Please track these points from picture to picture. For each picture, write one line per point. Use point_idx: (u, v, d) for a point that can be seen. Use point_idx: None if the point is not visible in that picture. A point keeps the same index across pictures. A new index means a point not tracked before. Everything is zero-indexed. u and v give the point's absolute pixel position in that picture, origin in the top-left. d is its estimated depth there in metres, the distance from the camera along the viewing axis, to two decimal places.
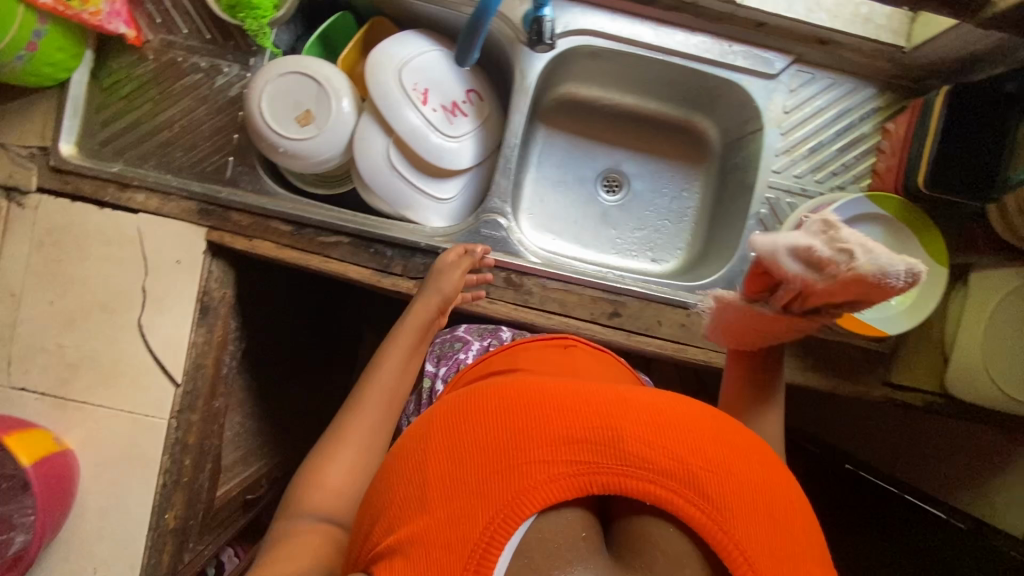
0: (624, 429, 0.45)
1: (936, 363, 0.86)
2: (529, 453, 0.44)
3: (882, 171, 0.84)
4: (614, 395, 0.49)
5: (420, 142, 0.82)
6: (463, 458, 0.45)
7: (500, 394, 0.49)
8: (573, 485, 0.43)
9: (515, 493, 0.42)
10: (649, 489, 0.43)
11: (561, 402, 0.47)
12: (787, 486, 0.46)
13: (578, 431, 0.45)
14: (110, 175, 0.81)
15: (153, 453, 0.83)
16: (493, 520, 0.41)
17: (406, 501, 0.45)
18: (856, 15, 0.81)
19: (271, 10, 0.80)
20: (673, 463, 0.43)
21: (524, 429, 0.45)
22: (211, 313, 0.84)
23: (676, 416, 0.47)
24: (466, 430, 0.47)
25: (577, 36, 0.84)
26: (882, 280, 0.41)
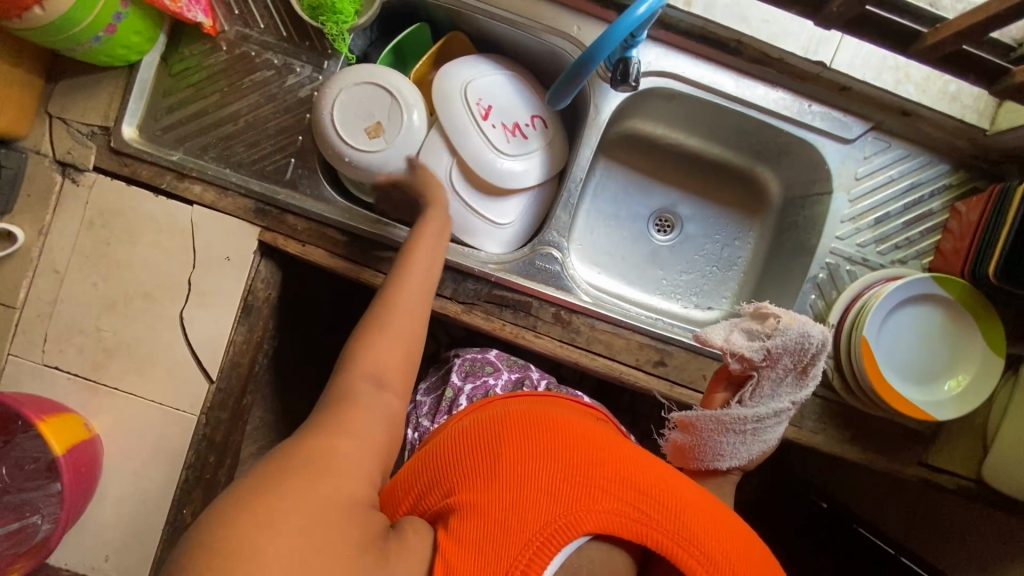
0: (685, 511, 0.53)
1: (975, 449, 0.86)
2: (598, 485, 0.52)
3: (947, 250, 0.82)
4: (666, 475, 0.58)
5: (481, 160, 0.82)
6: (543, 466, 0.53)
7: (581, 438, 0.58)
8: (626, 527, 0.50)
9: (580, 509, 0.50)
10: (684, 554, 0.50)
11: (629, 465, 0.56)
12: None
13: (641, 487, 0.53)
14: (169, 163, 0.80)
15: (180, 447, 0.82)
16: (558, 527, 0.49)
17: (483, 479, 0.53)
18: (943, 92, 0.80)
19: (352, 17, 0.79)
20: (704, 536, 0.51)
21: (607, 478, 0.53)
22: (254, 313, 0.83)
23: (722, 519, 0.55)
24: (558, 453, 0.55)
25: (656, 77, 0.82)
26: (805, 335, 0.67)
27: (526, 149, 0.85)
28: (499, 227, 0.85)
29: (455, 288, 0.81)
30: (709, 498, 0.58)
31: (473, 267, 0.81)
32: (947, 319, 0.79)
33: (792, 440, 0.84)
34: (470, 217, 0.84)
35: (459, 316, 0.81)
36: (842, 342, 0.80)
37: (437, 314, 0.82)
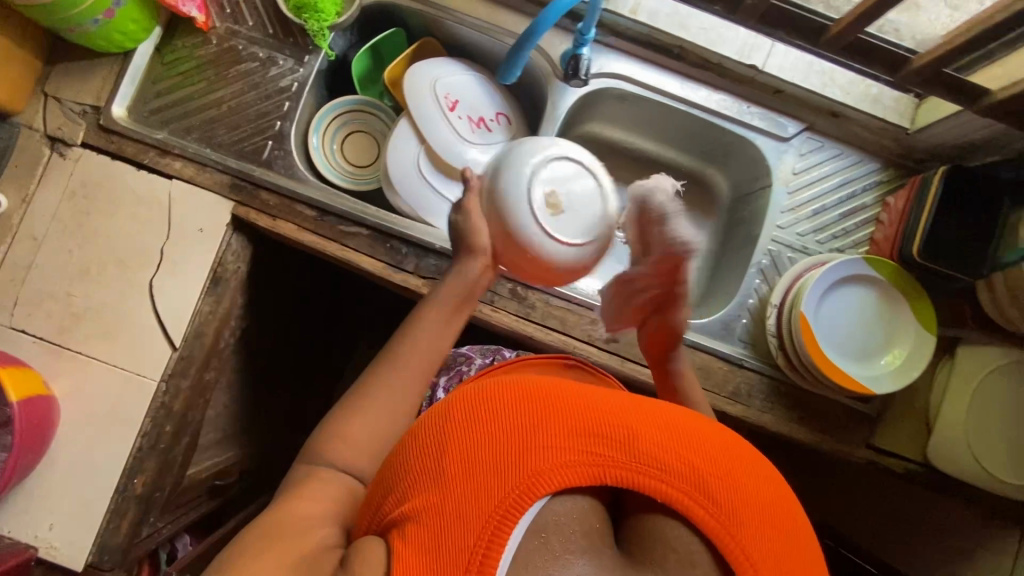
0: (639, 431, 0.46)
1: (920, 432, 0.89)
2: (547, 441, 0.45)
3: (880, 239, 0.88)
4: (624, 401, 0.50)
5: (447, 147, 0.89)
6: (483, 439, 0.45)
7: (518, 387, 0.49)
8: (586, 472, 0.44)
9: (531, 472, 0.43)
10: (657, 485, 0.44)
11: (580, 400, 0.48)
12: (788, 500, 0.48)
13: (595, 425, 0.46)
14: (153, 141, 0.85)
15: (137, 415, 0.83)
16: (508, 497, 0.43)
17: (422, 474, 0.45)
18: (866, 95, 0.88)
19: (333, 16, 0.87)
20: (675, 463, 0.45)
21: (548, 423, 0.46)
22: (222, 284, 0.86)
23: (689, 425, 0.49)
24: (488, 413, 0.47)
25: (609, 79, 0.90)
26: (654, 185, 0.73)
27: (488, 142, 0.92)
28: None
29: (417, 262, 0.85)
30: (681, 410, 0.51)
31: (435, 243, 0.85)
32: (880, 300, 0.84)
33: (740, 419, 0.86)
34: (433, 198, 0.89)
35: (419, 290, 0.84)
36: (785, 319, 0.84)
37: (398, 288, 0.86)
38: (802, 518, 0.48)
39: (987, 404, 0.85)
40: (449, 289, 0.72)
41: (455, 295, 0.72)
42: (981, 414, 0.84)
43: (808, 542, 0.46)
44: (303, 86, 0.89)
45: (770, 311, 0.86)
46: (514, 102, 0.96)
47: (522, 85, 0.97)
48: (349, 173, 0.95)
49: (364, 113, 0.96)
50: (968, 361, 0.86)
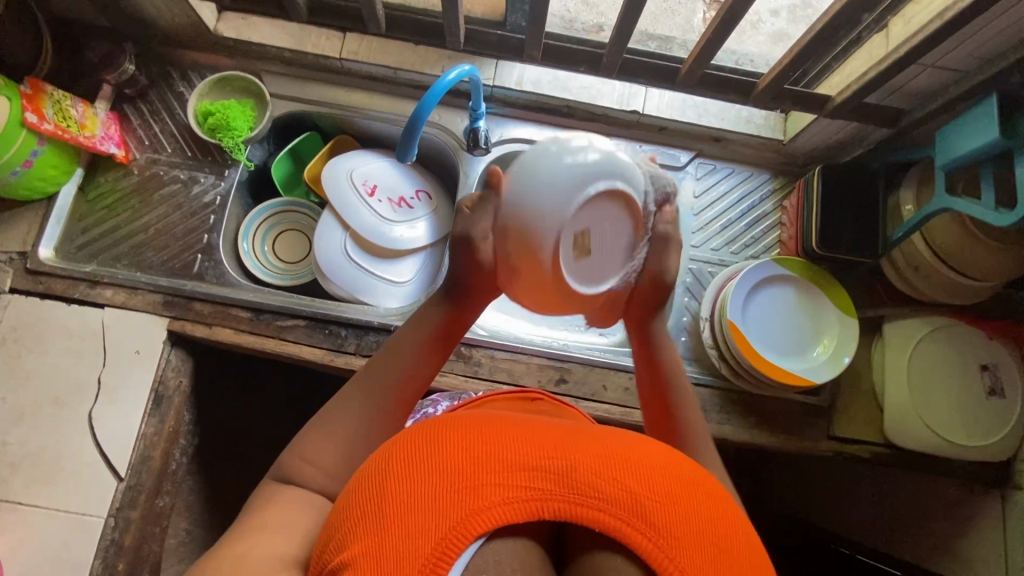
0: (579, 459, 0.43)
1: (873, 415, 0.91)
2: (485, 479, 0.42)
3: (786, 240, 0.95)
4: (570, 432, 0.47)
5: (371, 231, 0.94)
6: (422, 480, 0.42)
7: (461, 424, 0.46)
8: (525, 509, 0.41)
9: (467, 513, 0.40)
10: (599, 517, 0.41)
11: (525, 433, 0.45)
12: (737, 518, 0.45)
13: (536, 459, 0.43)
14: (81, 274, 0.87)
15: (85, 558, 0.78)
16: (442, 539, 0.39)
17: (362, 520, 0.41)
18: (739, 117, 0.97)
19: (246, 130, 0.93)
20: (619, 492, 0.42)
21: (484, 459, 0.42)
22: (165, 403, 0.85)
23: (629, 449, 0.46)
24: (427, 452, 0.43)
25: (511, 143, 0.99)
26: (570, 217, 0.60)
27: (410, 218, 0.97)
28: (398, 284, 0.95)
29: (358, 342, 0.86)
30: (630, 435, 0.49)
31: (372, 320, 0.87)
32: (799, 294, 0.89)
33: None
34: (365, 279, 0.93)
35: None
36: (718, 329, 0.87)
37: (344, 371, 0.87)
38: (755, 539, 0.45)
39: (923, 375, 0.88)
40: (433, 309, 0.69)
41: (441, 316, 0.69)
42: (919, 384, 0.88)
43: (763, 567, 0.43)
44: (226, 198, 0.94)
45: (704, 325, 0.89)
46: (432, 179, 1.02)
47: (436, 162, 1.03)
48: (280, 271, 0.98)
49: (289, 212, 1.00)
50: (895, 336, 0.90)
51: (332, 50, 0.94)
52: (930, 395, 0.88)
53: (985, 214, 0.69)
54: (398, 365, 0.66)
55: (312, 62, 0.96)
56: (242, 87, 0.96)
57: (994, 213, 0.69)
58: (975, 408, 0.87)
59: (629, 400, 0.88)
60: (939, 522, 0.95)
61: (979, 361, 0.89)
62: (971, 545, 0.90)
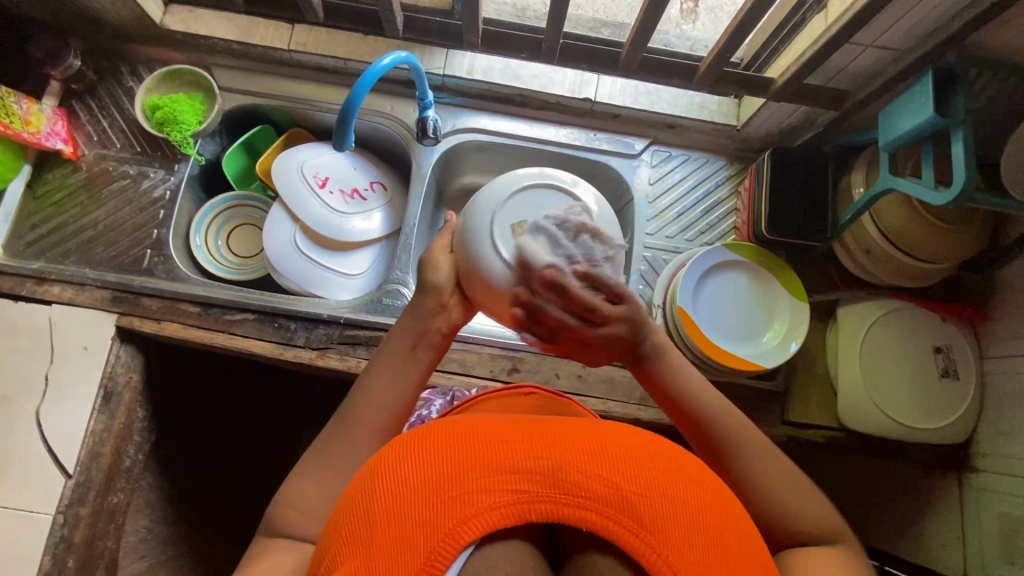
0: (565, 458, 0.42)
1: (828, 400, 0.90)
2: (470, 485, 0.40)
3: (740, 226, 0.95)
4: (556, 428, 0.46)
5: (322, 223, 0.93)
6: (404, 492, 0.40)
7: (441, 429, 0.45)
8: (513, 513, 0.40)
9: (453, 523, 0.39)
10: (589, 516, 0.40)
11: (507, 433, 0.44)
12: (731, 508, 0.44)
13: (521, 460, 0.42)
14: (28, 271, 0.86)
15: (33, 554, 0.78)
16: (431, 550, 0.38)
17: (344, 536, 0.40)
18: (692, 104, 0.97)
19: (195, 124, 0.93)
20: (606, 489, 0.41)
21: (469, 465, 0.41)
22: (114, 399, 0.84)
23: (614, 442, 0.44)
24: (411, 463, 0.42)
25: (464, 133, 0.98)
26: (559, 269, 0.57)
27: (364, 209, 0.97)
28: (352, 276, 0.95)
29: (307, 335, 0.86)
30: (619, 427, 0.47)
31: (322, 313, 0.87)
32: (751, 279, 0.89)
33: (655, 423, 0.87)
34: (319, 272, 0.93)
35: (312, 362, 0.85)
36: (669, 316, 0.87)
37: (294, 364, 0.86)
38: (752, 528, 0.44)
39: (876, 359, 0.88)
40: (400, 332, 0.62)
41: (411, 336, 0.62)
42: (872, 368, 0.87)
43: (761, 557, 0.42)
44: (176, 192, 0.93)
45: (656, 312, 0.89)
46: (387, 170, 1.02)
47: (392, 153, 1.03)
48: (234, 265, 0.98)
49: (243, 206, 1.00)
50: (849, 320, 0.90)
51: (279, 42, 0.94)
52: (883, 378, 0.87)
53: (926, 193, 0.69)
54: (375, 410, 0.59)
55: (261, 54, 0.96)
56: (191, 80, 0.96)
57: (934, 193, 0.68)
58: (931, 391, 0.87)
59: (582, 388, 0.88)
60: (899, 506, 0.95)
61: (933, 344, 0.89)
62: (930, 527, 0.90)
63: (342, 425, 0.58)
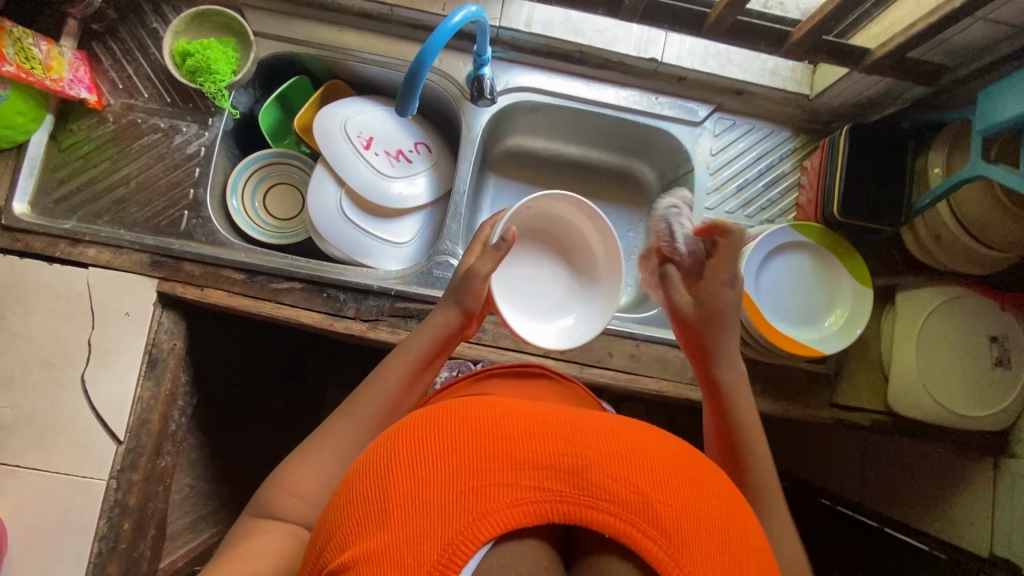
0: (591, 457, 0.41)
1: (878, 382, 0.90)
2: (494, 477, 0.40)
3: (804, 204, 0.91)
4: (585, 422, 0.45)
5: (368, 188, 0.88)
6: (427, 474, 0.40)
7: (469, 412, 0.44)
8: (535, 511, 0.39)
9: (474, 516, 0.38)
10: (610, 521, 0.39)
11: (535, 424, 0.43)
12: (749, 523, 0.43)
13: (547, 456, 0.41)
14: (61, 231, 0.82)
15: (91, 518, 0.78)
16: (449, 541, 0.37)
17: (364, 515, 0.39)
18: (764, 69, 0.90)
19: (230, 75, 0.86)
20: (630, 493, 0.40)
21: (493, 455, 0.40)
22: (160, 365, 0.82)
23: (641, 444, 0.44)
24: (433, 447, 0.41)
25: (518, 93, 0.92)
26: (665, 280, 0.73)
27: (409, 173, 0.91)
28: (396, 245, 0.91)
29: (357, 307, 0.83)
30: (652, 431, 0.47)
31: (372, 284, 0.84)
32: (814, 261, 0.86)
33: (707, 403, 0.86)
34: (364, 240, 0.89)
35: (363, 334, 0.83)
36: None
37: (344, 336, 0.84)
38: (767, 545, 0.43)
39: (932, 344, 0.87)
40: (420, 340, 0.69)
41: (428, 348, 0.69)
42: (929, 353, 0.86)
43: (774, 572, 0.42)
44: (211, 149, 0.87)
45: None
46: (432, 129, 0.96)
47: (437, 112, 0.96)
48: (273, 228, 0.93)
49: (280, 164, 0.95)
50: (907, 306, 0.88)
51: None
52: (939, 363, 0.86)
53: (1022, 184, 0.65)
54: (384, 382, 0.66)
55: None
56: (223, 24, 0.87)
57: None
58: (982, 380, 0.86)
59: (635, 367, 0.87)
60: (929, 484, 0.97)
61: (989, 333, 0.87)
62: (959, 506, 0.92)
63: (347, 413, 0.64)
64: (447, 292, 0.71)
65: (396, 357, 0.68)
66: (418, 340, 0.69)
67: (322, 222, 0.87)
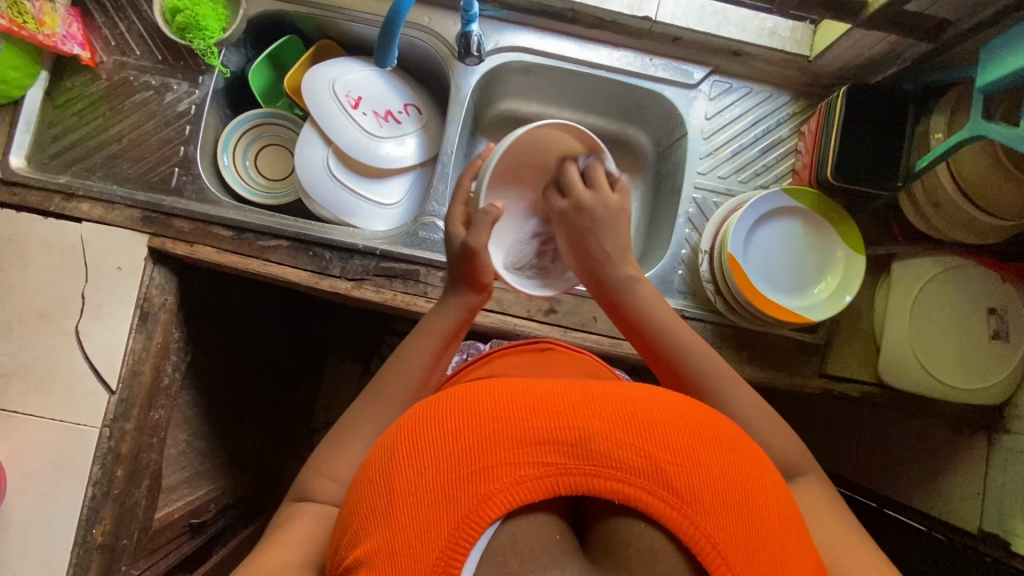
0: (591, 428, 0.42)
1: (870, 354, 0.88)
2: (496, 457, 0.41)
3: (800, 169, 0.88)
4: (580, 391, 0.45)
5: (356, 148, 0.88)
6: (427, 466, 0.41)
7: (460, 398, 0.45)
8: (541, 486, 0.41)
9: (481, 496, 0.40)
10: (619, 489, 0.41)
11: (527, 400, 0.44)
12: (763, 472, 0.44)
13: (548, 431, 0.42)
14: (56, 186, 0.84)
15: (85, 464, 0.81)
16: (458, 525, 0.39)
17: (370, 514, 0.41)
18: (763, 29, 0.88)
19: (219, 32, 0.86)
20: (637, 461, 0.41)
21: (493, 435, 0.42)
22: (151, 319, 0.84)
23: (642, 406, 0.44)
24: (431, 437, 0.43)
25: (509, 53, 0.90)
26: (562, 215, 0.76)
27: (398, 134, 0.91)
28: (386, 206, 0.91)
29: (343, 266, 0.84)
30: (652, 389, 0.47)
31: (358, 244, 0.84)
32: (807, 228, 0.84)
33: None
34: (353, 201, 0.89)
35: (349, 293, 0.83)
36: (716, 263, 0.83)
37: (330, 294, 0.85)
38: (784, 490, 0.45)
39: (926, 315, 0.85)
40: (444, 317, 0.71)
41: (452, 324, 0.71)
42: (924, 324, 0.84)
43: (792, 517, 0.43)
44: (201, 107, 0.88)
45: (702, 258, 0.86)
46: (423, 92, 0.95)
47: (428, 73, 0.95)
48: (264, 188, 0.94)
49: (271, 125, 0.95)
50: (903, 276, 0.86)
51: None
52: (933, 335, 0.84)
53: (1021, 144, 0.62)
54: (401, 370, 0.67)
55: None
56: None
57: None
58: (978, 352, 0.84)
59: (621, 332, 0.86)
60: (922, 459, 0.95)
61: (986, 305, 0.84)
62: (950, 482, 0.90)
63: (378, 394, 0.65)
64: (453, 273, 0.72)
65: (416, 342, 0.69)
66: (438, 321, 0.70)
67: (310, 183, 0.87)
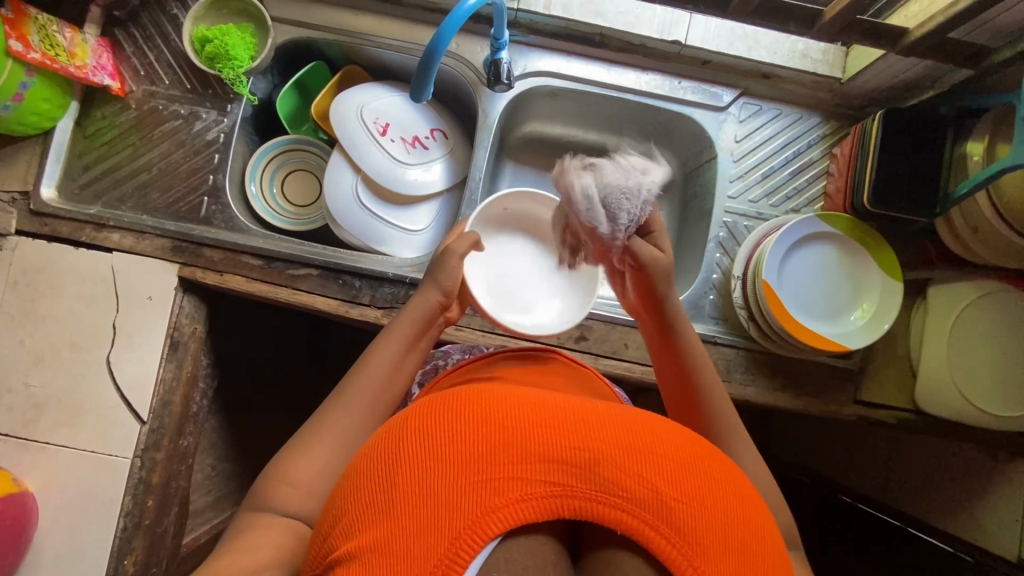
0: (602, 452, 0.40)
1: (906, 380, 0.87)
2: (502, 471, 0.39)
3: (832, 193, 0.87)
4: (596, 413, 0.44)
5: (383, 175, 0.88)
6: (433, 468, 0.39)
7: (475, 402, 0.43)
8: (543, 506, 0.39)
9: (483, 510, 0.38)
10: (621, 517, 0.39)
11: (542, 417, 0.42)
12: (766, 521, 0.42)
13: (558, 451, 0.40)
14: (87, 217, 0.84)
15: (115, 496, 0.81)
16: (456, 536, 0.37)
17: (368, 508, 0.39)
18: (794, 51, 0.87)
19: (247, 61, 0.86)
20: (644, 490, 0.39)
21: (502, 448, 0.40)
22: (181, 348, 0.84)
23: (655, 438, 0.43)
24: (441, 438, 0.41)
25: (535, 77, 0.90)
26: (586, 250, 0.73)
27: (424, 160, 0.91)
28: (412, 233, 0.91)
29: (372, 294, 0.84)
30: (664, 423, 0.46)
31: (386, 272, 0.84)
32: (841, 254, 0.84)
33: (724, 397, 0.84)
34: (380, 227, 0.89)
35: (378, 322, 0.83)
36: (749, 289, 0.82)
37: (358, 322, 0.85)
38: (782, 543, 0.43)
39: (964, 340, 0.83)
40: (408, 318, 0.68)
41: (415, 327, 0.68)
42: (962, 349, 0.82)
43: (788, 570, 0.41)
44: (230, 136, 0.88)
45: (735, 284, 0.85)
46: (448, 116, 0.95)
47: (454, 97, 0.95)
48: (291, 215, 0.94)
49: (298, 151, 0.95)
50: (941, 301, 0.85)
51: None
52: (971, 360, 0.82)
53: None
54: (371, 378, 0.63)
55: None
56: (241, 9, 0.87)
57: None
58: (1017, 378, 0.81)
59: (651, 359, 0.85)
60: (955, 484, 0.93)
61: None
62: (988, 510, 0.88)
63: (347, 390, 0.62)
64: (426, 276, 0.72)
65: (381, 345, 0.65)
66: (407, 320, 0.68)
67: (338, 210, 0.87)
